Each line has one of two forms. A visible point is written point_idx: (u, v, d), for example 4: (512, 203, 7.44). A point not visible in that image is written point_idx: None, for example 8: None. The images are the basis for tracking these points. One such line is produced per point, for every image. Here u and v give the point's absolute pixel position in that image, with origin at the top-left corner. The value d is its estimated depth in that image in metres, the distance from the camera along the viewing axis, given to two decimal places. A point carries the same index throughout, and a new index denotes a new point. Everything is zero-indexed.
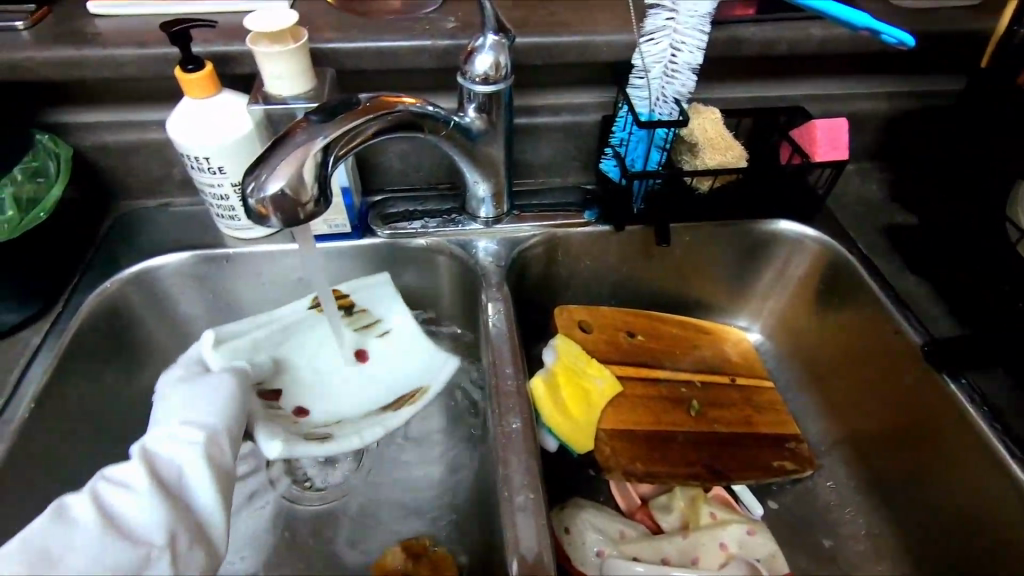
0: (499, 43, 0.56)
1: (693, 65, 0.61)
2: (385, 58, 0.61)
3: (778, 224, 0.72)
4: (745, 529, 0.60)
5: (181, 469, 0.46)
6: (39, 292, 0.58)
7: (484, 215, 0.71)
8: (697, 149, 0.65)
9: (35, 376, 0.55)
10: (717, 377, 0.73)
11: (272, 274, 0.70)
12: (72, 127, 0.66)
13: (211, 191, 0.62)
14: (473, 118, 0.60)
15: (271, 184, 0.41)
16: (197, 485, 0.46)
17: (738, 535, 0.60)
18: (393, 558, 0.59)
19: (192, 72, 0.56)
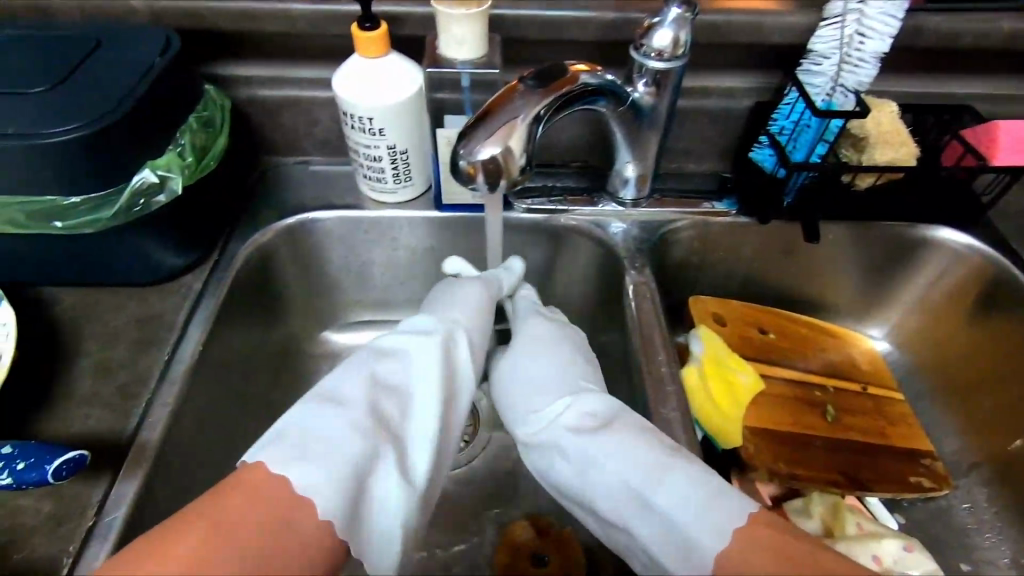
0: (681, 18, 0.53)
1: (879, 53, 0.57)
2: (550, 27, 0.60)
3: (936, 232, 0.69)
4: (901, 545, 0.55)
5: (404, 394, 0.48)
6: (200, 239, 0.60)
7: (627, 197, 0.69)
8: (868, 143, 0.62)
9: (199, 321, 0.57)
10: (848, 383, 0.70)
11: (406, 240, 0.70)
12: (230, 80, 0.67)
13: (364, 152, 0.62)
14: (642, 92, 0.57)
15: (485, 149, 0.41)
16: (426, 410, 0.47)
17: (895, 550, 0.55)
18: (521, 530, 0.61)
19: (370, 31, 0.56)
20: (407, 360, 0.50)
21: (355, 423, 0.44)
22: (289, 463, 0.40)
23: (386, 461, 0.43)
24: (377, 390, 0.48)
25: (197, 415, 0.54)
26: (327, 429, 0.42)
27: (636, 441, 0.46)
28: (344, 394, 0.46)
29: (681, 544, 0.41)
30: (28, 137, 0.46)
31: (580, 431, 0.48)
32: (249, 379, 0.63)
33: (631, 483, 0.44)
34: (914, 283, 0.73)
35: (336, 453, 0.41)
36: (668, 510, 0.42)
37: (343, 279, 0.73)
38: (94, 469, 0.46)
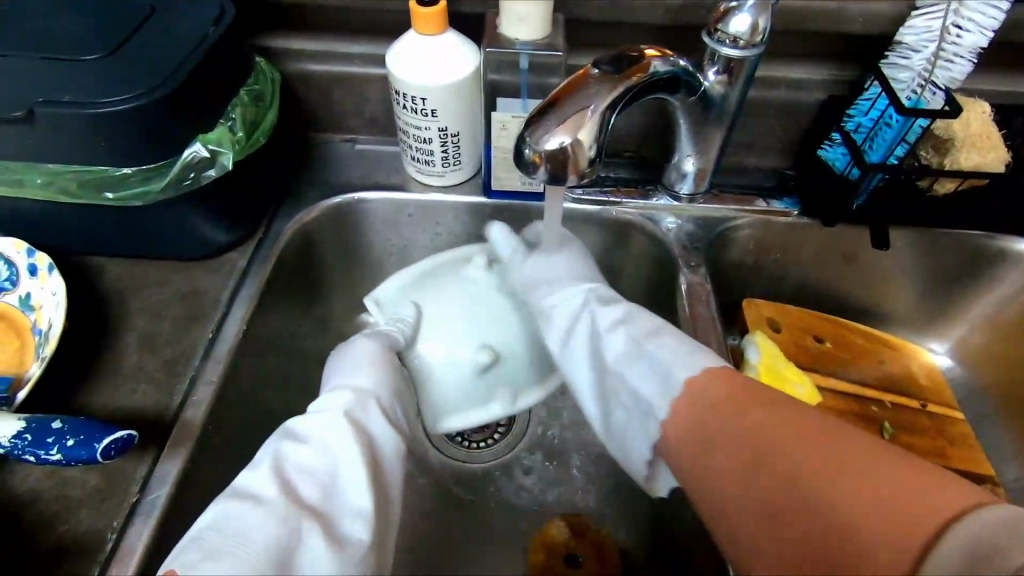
0: (762, 3, 0.49)
1: (977, 49, 0.52)
2: (616, 8, 0.57)
3: (1017, 244, 0.64)
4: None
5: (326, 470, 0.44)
6: (246, 216, 0.59)
7: (683, 191, 0.65)
8: (954, 146, 0.57)
9: (244, 298, 0.56)
10: (907, 399, 0.66)
11: (450, 225, 0.68)
12: (281, 53, 0.65)
13: (414, 134, 0.60)
14: (711, 82, 0.54)
15: (553, 140, 0.39)
16: (350, 482, 0.44)
17: None
18: (557, 531, 0.61)
19: (428, 7, 0.53)
20: (316, 431, 0.46)
21: (279, 508, 0.40)
22: (202, 561, 0.36)
23: (316, 539, 0.40)
24: (293, 466, 0.44)
25: (239, 395, 0.54)
26: (246, 524, 0.38)
27: (636, 319, 0.51)
28: (256, 485, 0.42)
29: (668, 383, 0.44)
30: (86, 107, 0.45)
31: (593, 303, 0.54)
32: (289, 359, 0.63)
33: (624, 348, 0.49)
34: (987, 296, 0.68)
35: (251, 540, 0.38)
36: (653, 358, 0.47)
37: (384, 261, 0.71)
38: (139, 445, 0.46)
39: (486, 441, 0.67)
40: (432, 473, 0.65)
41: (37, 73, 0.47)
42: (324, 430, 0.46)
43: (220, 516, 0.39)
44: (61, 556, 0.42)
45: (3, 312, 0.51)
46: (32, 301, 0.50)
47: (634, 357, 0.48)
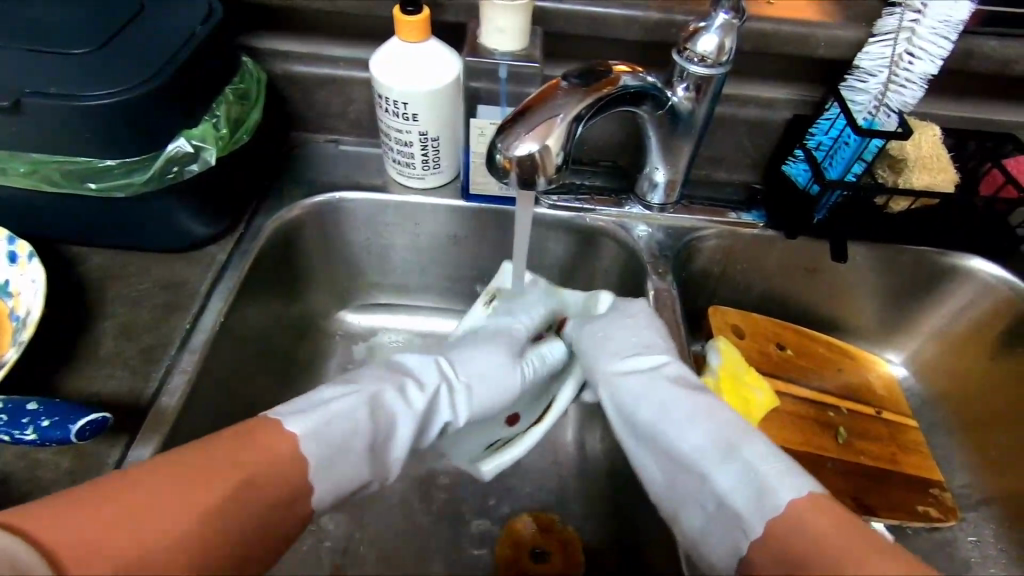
0: (728, 24, 0.52)
1: (928, 76, 0.55)
2: (593, 24, 0.59)
3: (969, 262, 0.67)
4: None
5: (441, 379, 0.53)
6: (226, 211, 0.61)
7: (654, 201, 0.68)
8: (905, 166, 0.61)
9: (223, 291, 0.58)
10: (862, 408, 0.69)
11: (429, 227, 0.70)
12: (267, 54, 0.67)
13: (395, 137, 0.62)
14: (680, 98, 0.57)
15: (523, 146, 0.40)
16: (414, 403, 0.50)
17: None
18: (523, 526, 0.62)
19: (411, 15, 0.55)
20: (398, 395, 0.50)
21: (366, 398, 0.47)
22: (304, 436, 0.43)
23: (353, 418, 0.46)
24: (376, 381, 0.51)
25: (216, 386, 0.55)
26: (320, 399, 0.46)
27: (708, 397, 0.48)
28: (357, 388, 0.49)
29: (759, 489, 0.42)
30: (72, 99, 0.46)
31: (658, 380, 0.50)
32: (265, 354, 0.64)
33: (715, 441, 0.45)
34: (940, 311, 0.71)
35: (341, 434, 0.44)
36: (746, 460, 0.43)
37: (363, 260, 0.73)
38: (112, 430, 0.47)
39: None
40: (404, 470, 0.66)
41: (26, 65, 0.48)
42: (422, 377, 0.52)
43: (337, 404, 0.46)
44: None
45: None
46: (10, 287, 0.51)
47: (717, 455, 0.44)
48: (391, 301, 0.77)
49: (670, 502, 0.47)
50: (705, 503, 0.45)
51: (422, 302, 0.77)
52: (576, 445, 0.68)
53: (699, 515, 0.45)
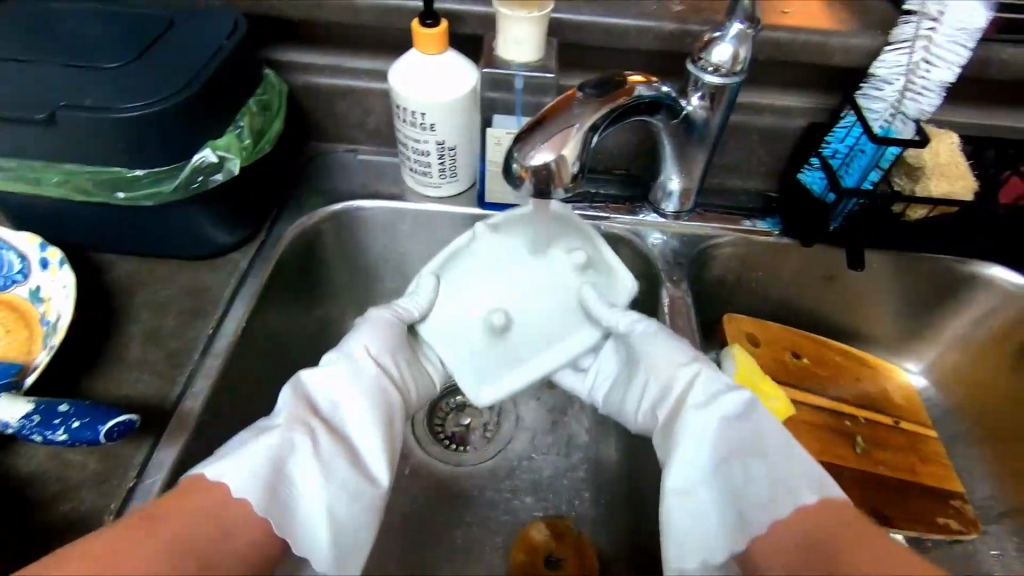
0: (743, 34, 0.52)
1: (946, 83, 0.55)
2: (609, 34, 0.60)
3: (988, 270, 0.67)
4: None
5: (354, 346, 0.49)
6: (249, 219, 0.62)
7: (668, 209, 0.69)
8: (921, 174, 0.60)
9: (246, 295, 0.59)
10: (880, 418, 0.69)
11: (445, 235, 0.71)
12: (288, 66, 0.68)
13: (413, 146, 0.64)
14: (694, 106, 0.57)
15: (538, 156, 0.41)
16: (354, 412, 0.46)
17: None
18: (538, 533, 0.61)
19: (430, 28, 0.56)
20: (297, 399, 0.45)
21: (261, 420, 0.44)
22: (221, 469, 0.40)
23: (264, 439, 0.42)
24: (316, 386, 0.47)
25: (238, 389, 0.56)
26: (247, 438, 0.42)
27: (709, 364, 0.49)
28: (280, 417, 0.44)
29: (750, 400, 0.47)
30: (106, 111, 0.48)
31: (656, 329, 0.53)
32: (285, 359, 0.65)
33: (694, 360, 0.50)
34: (959, 320, 0.71)
35: (256, 451, 0.41)
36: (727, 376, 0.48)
37: (381, 267, 0.74)
38: (138, 432, 0.48)
39: (469, 446, 0.69)
40: (420, 474, 0.67)
41: (60, 79, 0.50)
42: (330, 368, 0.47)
43: (245, 435, 0.43)
44: (62, 535, 0.44)
45: (14, 302, 0.53)
46: (42, 293, 0.53)
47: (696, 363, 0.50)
48: None
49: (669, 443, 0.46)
50: (699, 468, 0.44)
51: None
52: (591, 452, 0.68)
53: (696, 448, 0.45)
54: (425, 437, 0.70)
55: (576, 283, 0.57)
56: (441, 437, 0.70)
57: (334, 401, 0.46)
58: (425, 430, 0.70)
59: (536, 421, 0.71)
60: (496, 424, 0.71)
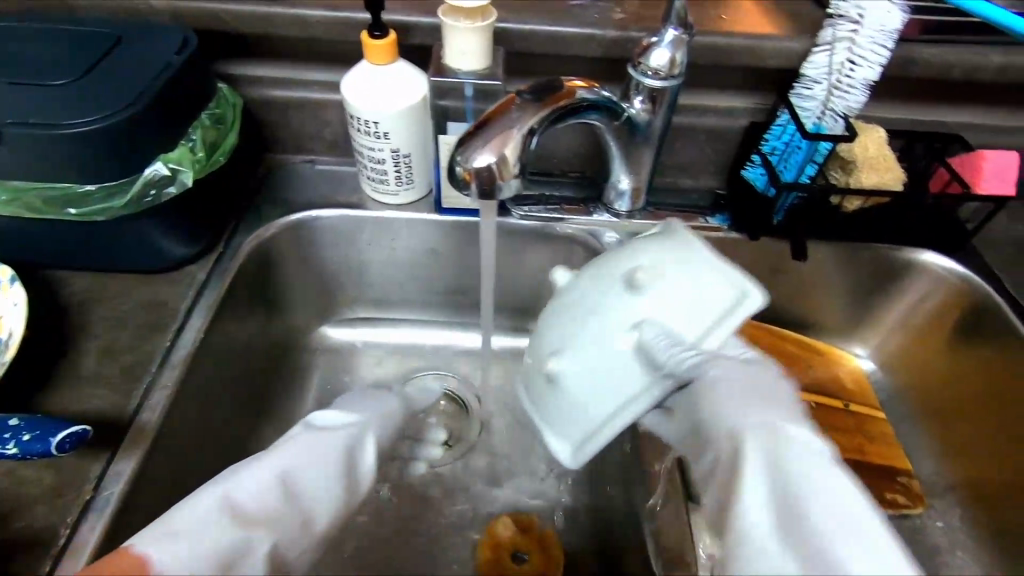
0: (678, 39, 0.55)
1: (869, 81, 0.59)
2: (555, 43, 0.62)
3: (923, 257, 0.70)
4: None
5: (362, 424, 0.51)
6: (206, 232, 0.63)
7: (621, 208, 0.70)
8: (852, 167, 0.64)
9: (205, 306, 0.59)
10: (830, 402, 0.72)
11: (406, 242, 0.72)
12: (242, 79, 0.69)
13: (368, 155, 0.65)
14: (637, 109, 0.60)
15: (480, 159, 0.43)
16: (316, 497, 0.43)
17: None
18: (504, 529, 0.62)
19: (378, 39, 0.58)
20: (263, 480, 0.41)
21: (227, 498, 0.40)
22: (162, 552, 0.35)
23: (219, 522, 0.38)
24: (296, 457, 0.44)
25: (197, 400, 0.57)
26: (198, 517, 0.38)
27: (825, 476, 0.36)
28: (244, 497, 0.40)
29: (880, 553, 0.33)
30: (53, 128, 0.48)
31: (727, 372, 0.41)
32: (248, 370, 0.66)
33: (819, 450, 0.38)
34: (899, 305, 0.74)
35: (206, 537, 0.37)
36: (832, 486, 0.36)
37: (343, 276, 0.75)
38: (96, 446, 0.48)
39: (436, 449, 0.70)
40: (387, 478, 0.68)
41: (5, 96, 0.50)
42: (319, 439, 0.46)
43: (201, 513, 0.38)
44: (16, 552, 0.43)
45: None
46: None
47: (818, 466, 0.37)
48: (371, 315, 0.79)
49: (728, 502, 0.38)
50: None
51: (403, 315, 0.79)
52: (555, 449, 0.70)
53: (763, 489, 0.37)
54: None
55: (642, 307, 0.44)
56: None
57: (301, 485, 0.43)
58: None
59: (501, 421, 0.72)
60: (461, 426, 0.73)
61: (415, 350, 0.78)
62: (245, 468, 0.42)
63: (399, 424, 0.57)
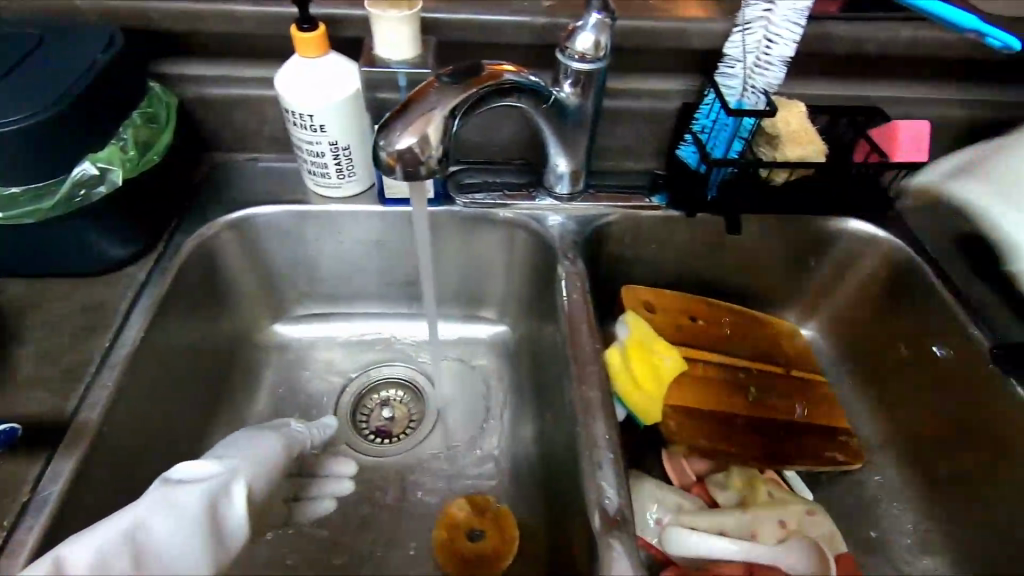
0: (602, 23, 0.57)
1: (786, 58, 0.62)
2: (486, 31, 0.64)
3: (847, 223, 0.73)
4: (805, 509, 0.60)
5: (234, 472, 0.54)
6: (143, 232, 0.62)
7: (562, 191, 0.72)
8: (778, 141, 0.66)
9: (143, 305, 0.59)
10: (773, 367, 0.73)
11: (351, 234, 0.73)
12: (176, 78, 0.68)
13: (307, 148, 0.65)
14: (568, 93, 0.61)
15: (402, 142, 0.44)
16: (166, 554, 0.46)
17: (798, 515, 0.59)
18: (459, 510, 0.63)
19: (308, 32, 0.58)
20: (115, 537, 0.45)
21: (67, 562, 0.42)
22: None
23: None
24: (145, 515, 0.47)
25: (140, 400, 0.56)
26: None
27: None
28: (82, 560, 0.43)
29: None
30: None
31: None
32: (194, 370, 0.65)
33: None
34: (833, 271, 0.77)
35: None
36: None
37: (291, 273, 0.75)
38: (32, 447, 0.48)
39: (392, 438, 0.72)
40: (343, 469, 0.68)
41: None
42: (175, 492, 0.49)
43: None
44: None
45: None
46: None
47: None
48: (322, 310, 0.79)
49: None
50: None
51: (355, 308, 0.79)
52: (508, 433, 0.71)
53: None
54: (349, 434, 0.72)
55: None
56: (364, 431, 0.73)
57: (148, 545, 0.46)
58: (350, 428, 0.73)
59: (456, 409, 0.74)
60: (418, 413, 0.74)
61: (368, 343, 0.78)
62: (94, 528, 0.45)
63: (286, 462, 0.60)
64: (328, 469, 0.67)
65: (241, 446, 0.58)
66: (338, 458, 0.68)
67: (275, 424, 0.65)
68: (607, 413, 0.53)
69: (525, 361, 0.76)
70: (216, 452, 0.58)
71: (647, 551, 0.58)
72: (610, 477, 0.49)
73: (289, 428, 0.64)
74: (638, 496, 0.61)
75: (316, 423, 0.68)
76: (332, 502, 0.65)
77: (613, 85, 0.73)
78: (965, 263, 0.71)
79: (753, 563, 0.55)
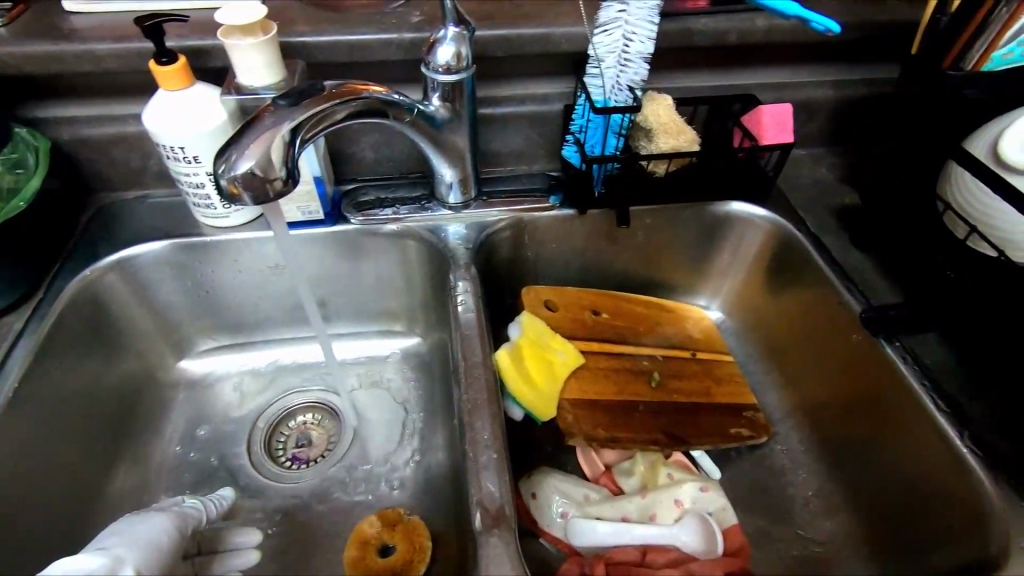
0: (460, 35, 0.58)
1: (645, 54, 0.64)
2: (355, 51, 0.64)
3: (732, 207, 0.76)
4: (698, 486, 0.63)
5: (121, 559, 0.48)
6: (17, 281, 0.61)
7: (453, 201, 0.73)
8: (652, 134, 0.69)
9: (19, 358, 0.58)
10: (679, 352, 0.75)
11: (249, 261, 0.72)
12: (50, 122, 0.67)
13: (186, 181, 0.64)
14: (437, 106, 0.62)
15: (242, 164, 0.48)
16: None
17: (693, 492, 0.63)
18: (369, 526, 0.63)
19: (167, 65, 0.58)
20: None
21: None
22: None
23: None
24: None
25: (11, 454, 0.55)
26: None
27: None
28: None
29: None
30: None
31: None
32: (85, 416, 0.64)
33: None
34: (727, 252, 0.80)
35: None
36: None
37: (191, 306, 0.74)
38: None
39: (306, 463, 0.71)
40: (257, 499, 0.68)
41: None
42: None
43: None
44: None
45: None
46: None
47: None
48: (229, 342, 0.78)
49: None
50: None
51: (267, 334, 0.79)
52: (421, 444, 0.72)
53: None
54: (262, 462, 0.71)
55: None
56: (278, 458, 0.72)
57: None
58: (264, 455, 0.72)
59: (373, 427, 0.74)
60: (336, 433, 0.74)
61: (282, 368, 0.78)
62: None
63: (179, 540, 0.55)
64: (233, 542, 0.63)
65: (130, 531, 0.53)
66: (241, 528, 0.64)
67: (164, 505, 0.60)
68: (492, 414, 0.55)
69: (437, 370, 0.76)
70: (95, 542, 0.52)
71: (555, 545, 0.60)
72: (493, 474, 0.51)
73: (181, 506, 0.60)
74: (544, 490, 0.62)
75: (212, 495, 0.65)
76: (240, 574, 0.62)
77: (495, 93, 0.75)
78: (842, 235, 0.75)
79: (647, 547, 0.58)
